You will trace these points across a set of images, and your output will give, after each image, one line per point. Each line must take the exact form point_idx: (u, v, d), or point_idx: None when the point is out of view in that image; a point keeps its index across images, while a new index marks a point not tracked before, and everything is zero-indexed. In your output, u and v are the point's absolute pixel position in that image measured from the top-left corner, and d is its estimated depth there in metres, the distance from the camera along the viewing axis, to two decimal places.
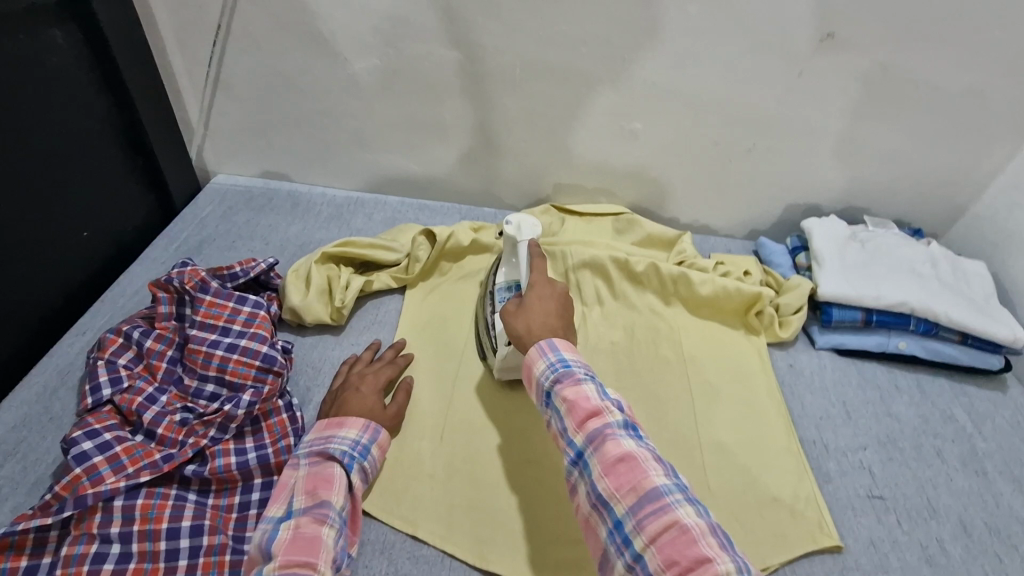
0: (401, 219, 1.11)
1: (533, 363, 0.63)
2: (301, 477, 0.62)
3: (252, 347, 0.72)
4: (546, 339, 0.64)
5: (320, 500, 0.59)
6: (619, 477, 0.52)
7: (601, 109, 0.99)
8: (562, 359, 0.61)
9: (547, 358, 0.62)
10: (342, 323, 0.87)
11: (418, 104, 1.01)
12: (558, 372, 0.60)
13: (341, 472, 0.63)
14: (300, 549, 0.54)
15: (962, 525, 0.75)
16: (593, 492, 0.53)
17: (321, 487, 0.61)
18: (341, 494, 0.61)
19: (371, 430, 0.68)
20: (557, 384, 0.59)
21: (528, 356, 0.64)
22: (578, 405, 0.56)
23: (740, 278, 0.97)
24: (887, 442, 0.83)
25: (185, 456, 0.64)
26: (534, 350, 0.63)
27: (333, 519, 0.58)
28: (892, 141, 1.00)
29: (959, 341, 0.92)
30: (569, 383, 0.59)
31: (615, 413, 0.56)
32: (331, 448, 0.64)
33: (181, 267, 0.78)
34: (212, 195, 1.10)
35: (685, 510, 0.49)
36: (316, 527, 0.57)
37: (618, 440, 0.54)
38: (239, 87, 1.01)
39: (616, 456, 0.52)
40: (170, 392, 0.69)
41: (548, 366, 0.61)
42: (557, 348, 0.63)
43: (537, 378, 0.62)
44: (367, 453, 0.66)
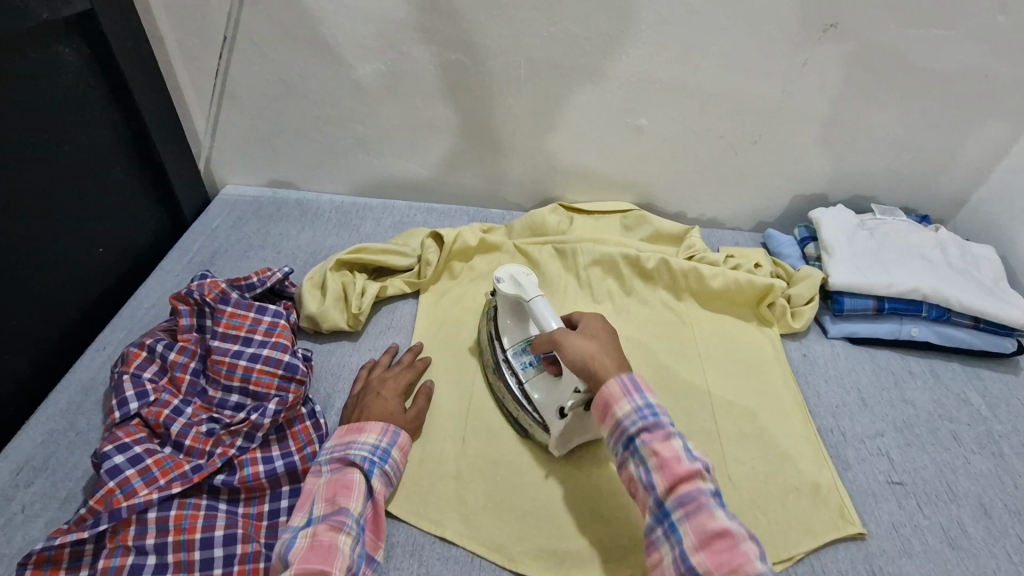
0: (410, 223, 1.12)
1: (614, 400, 0.61)
2: (321, 483, 0.64)
3: (274, 355, 0.73)
4: (626, 374, 0.62)
5: (338, 507, 0.61)
6: (717, 554, 0.52)
7: (607, 106, 0.99)
8: (650, 406, 0.60)
9: (632, 400, 0.61)
10: (359, 328, 0.87)
11: (425, 108, 1.01)
12: (647, 420, 0.59)
13: (361, 478, 0.64)
14: (315, 557, 0.56)
15: (982, 507, 0.76)
16: (684, 561, 0.53)
17: (340, 494, 0.62)
18: (360, 500, 0.63)
19: (390, 433, 0.69)
20: (644, 434, 0.59)
21: (607, 391, 0.62)
22: (671, 466, 0.57)
23: (751, 270, 0.98)
24: (903, 427, 0.84)
25: (214, 466, 0.65)
26: (615, 386, 0.62)
27: (350, 526, 0.60)
28: (896, 129, 1.01)
29: (971, 325, 0.92)
30: (660, 436, 0.58)
31: (707, 481, 0.57)
32: (350, 454, 0.65)
33: (200, 279, 0.78)
34: (222, 206, 1.10)
35: None
36: (333, 535, 0.58)
37: (714, 512, 0.54)
38: (246, 97, 1.01)
39: (713, 531, 0.53)
40: (194, 403, 0.70)
41: (634, 409, 0.60)
42: (642, 389, 0.61)
43: (616, 418, 0.61)
44: (387, 457, 0.67)
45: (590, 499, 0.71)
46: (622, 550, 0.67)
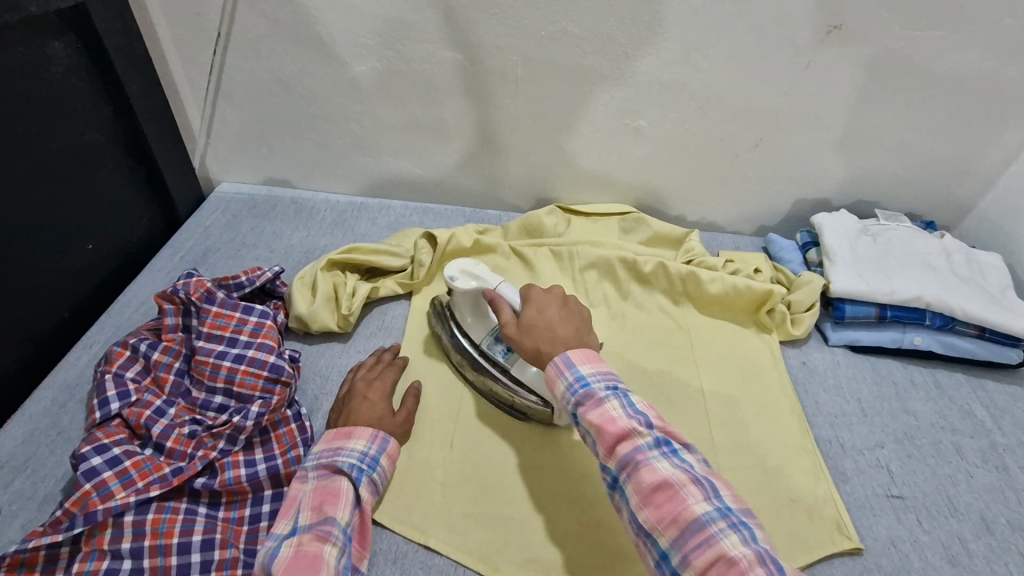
0: (406, 223, 1.10)
1: (552, 380, 0.62)
2: (308, 491, 0.62)
3: (259, 357, 0.71)
4: (560, 354, 0.62)
5: (324, 516, 0.59)
6: (659, 507, 0.50)
7: (606, 107, 0.98)
8: (580, 376, 0.60)
9: (565, 377, 0.60)
10: (349, 330, 0.86)
11: (420, 107, 1.00)
12: (578, 392, 0.59)
13: (348, 486, 0.62)
14: (300, 568, 0.54)
15: (984, 522, 0.73)
16: (635, 522, 0.52)
17: (327, 503, 0.60)
18: (347, 509, 0.61)
19: (379, 440, 0.67)
20: (579, 406, 0.58)
21: (547, 372, 0.63)
22: (605, 428, 0.55)
23: (750, 275, 0.96)
24: (904, 439, 0.82)
25: (194, 469, 0.63)
26: (551, 367, 0.62)
27: (337, 537, 0.57)
28: (902, 133, 0.98)
29: (976, 335, 0.90)
30: (591, 404, 0.57)
31: (646, 434, 0.54)
32: (338, 461, 0.64)
33: (186, 278, 0.77)
34: (216, 203, 1.09)
35: (729, 539, 0.47)
36: (318, 544, 0.56)
37: (652, 465, 0.52)
38: (241, 94, 1.00)
39: (650, 486, 0.51)
40: (178, 404, 0.69)
41: (567, 385, 0.60)
42: (575, 363, 0.61)
43: (559, 396, 0.61)
44: (376, 465, 0.66)
45: (579, 508, 0.69)
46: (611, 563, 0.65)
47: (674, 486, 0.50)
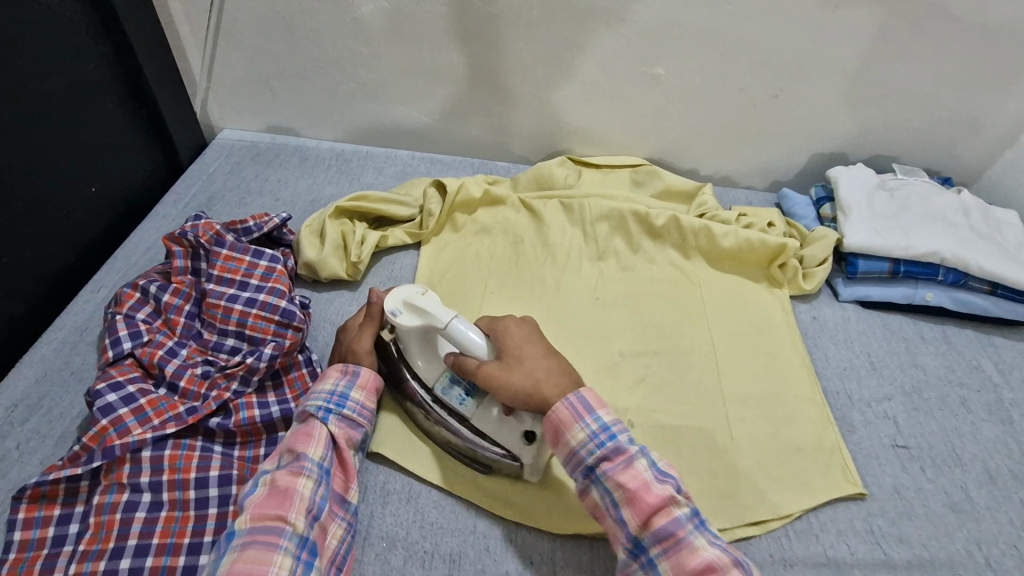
0: (412, 173, 1.08)
1: (565, 425, 0.59)
2: (287, 434, 0.62)
3: (271, 301, 0.70)
4: (576, 395, 0.60)
5: (296, 454, 0.59)
6: None
7: (622, 52, 0.94)
8: (602, 425, 0.58)
9: (584, 424, 0.59)
10: (358, 278, 0.85)
11: (430, 51, 0.96)
12: (605, 447, 0.58)
13: (320, 424, 0.62)
14: (271, 503, 0.55)
15: (987, 473, 0.74)
16: None
17: (298, 441, 0.60)
18: (320, 445, 0.60)
19: (349, 374, 0.66)
20: (605, 463, 0.57)
21: (557, 416, 0.60)
22: (641, 496, 0.55)
23: (764, 229, 0.94)
24: (911, 392, 0.82)
25: (209, 409, 0.64)
26: (563, 412, 0.59)
27: (309, 470, 0.58)
28: (927, 84, 0.95)
29: (989, 292, 0.89)
30: (622, 464, 0.57)
31: (681, 503, 0.55)
32: (309, 403, 0.64)
33: (194, 220, 0.75)
34: (219, 150, 1.07)
35: None
36: (292, 479, 0.57)
37: (692, 543, 0.53)
38: (243, 35, 0.97)
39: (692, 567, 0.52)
40: (190, 345, 0.69)
41: (590, 437, 0.58)
42: (593, 409, 0.59)
43: (572, 445, 0.59)
44: (346, 400, 0.64)
45: None
46: None
47: (702, 550, 0.53)
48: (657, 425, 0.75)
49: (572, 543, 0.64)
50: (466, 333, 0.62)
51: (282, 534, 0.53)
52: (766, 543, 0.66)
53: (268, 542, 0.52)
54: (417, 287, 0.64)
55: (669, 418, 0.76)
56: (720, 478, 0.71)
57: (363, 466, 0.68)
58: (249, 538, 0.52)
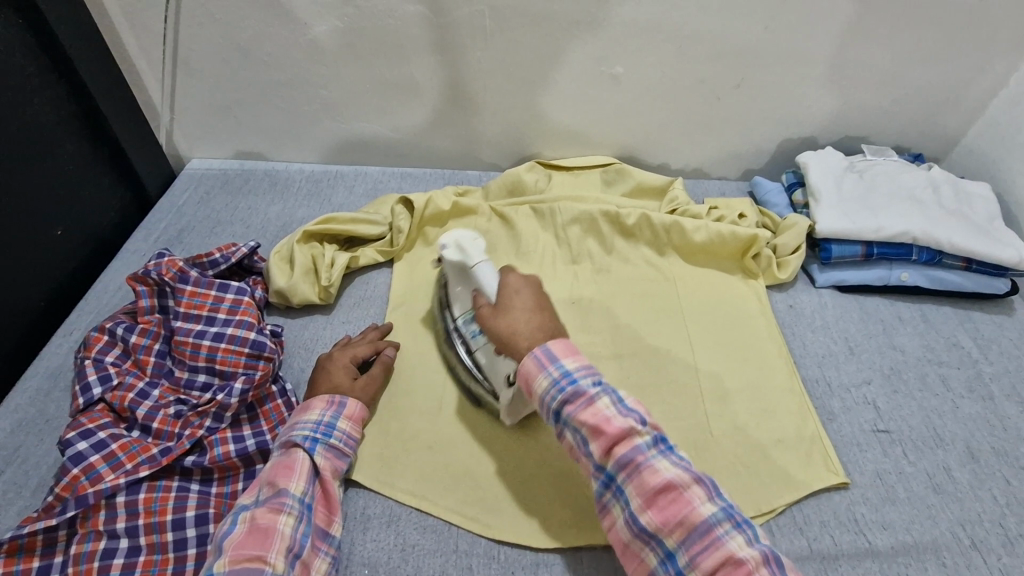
0: (383, 189, 1.08)
1: (532, 375, 0.59)
2: (268, 466, 0.62)
3: (239, 334, 0.70)
4: (541, 347, 0.60)
5: (278, 489, 0.59)
6: (663, 510, 0.53)
7: (580, 54, 0.94)
8: (566, 371, 0.58)
9: (548, 372, 0.59)
10: (331, 302, 0.85)
11: (388, 66, 0.96)
12: (566, 392, 0.57)
13: (303, 457, 0.62)
14: (251, 542, 0.54)
15: (969, 451, 0.74)
16: (635, 523, 0.54)
17: (281, 475, 0.60)
18: (302, 479, 0.60)
19: (334, 406, 0.67)
20: (567, 406, 0.57)
21: (525, 368, 0.60)
22: (602, 429, 0.55)
23: (735, 221, 0.94)
24: (891, 374, 0.82)
25: (183, 448, 0.63)
26: (531, 364, 0.60)
27: (291, 507, 0.58)
28: (888, 63, 0.95)
29: (963, 268, 0.89)
30: (582, 404, 0.56)
31: (643, 432, 0.55)
32: (294, 434, 0.64)
33: (158, 258, 0.75)
34: (188, 181, 1.07)
35: (735, 541, 0.51)
36: (273, 517, 0.56)
37: (653, 466, 0.54)
38: (200, 65, 0.96)
39: (655, 487, 0.53)
40: (162, 385, 0.69)
41: (551, 382, 0.58)
42: (557, 357, 0.59)
43: (540, 394, 0.59)
44: (332, 430, 0.65)
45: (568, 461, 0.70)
46: None
47: (664, 472, 0.54)
48: None
49: (555, 555, 0.64)
50: (484, 284, 0.71)
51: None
52: None
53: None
54: (476, 235, 0.75)
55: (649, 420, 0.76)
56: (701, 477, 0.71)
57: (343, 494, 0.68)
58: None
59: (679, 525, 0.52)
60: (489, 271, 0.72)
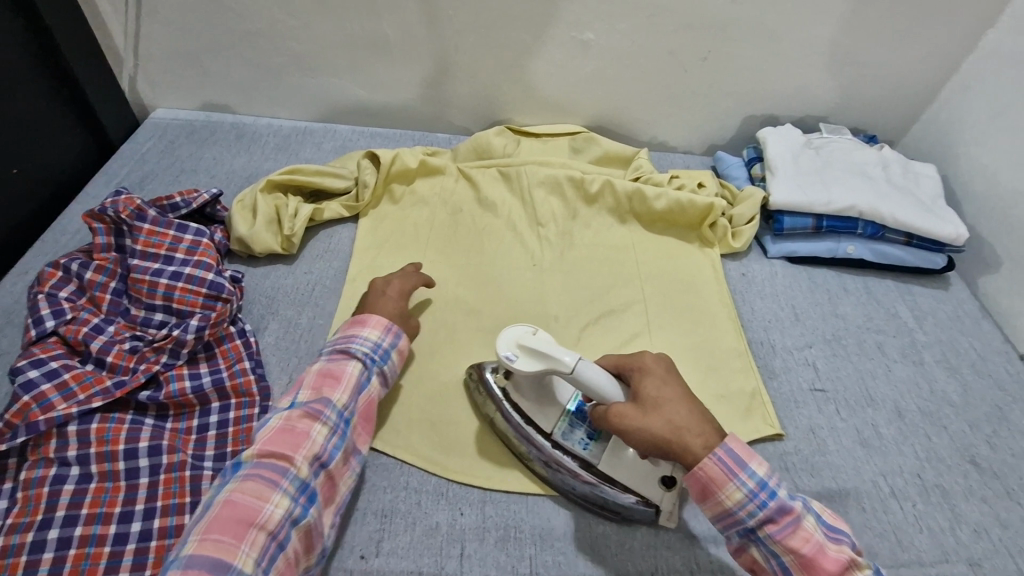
0: (352, 148, 1.08)
1: (718, 484, 0.56)
2: (313, 370, 0.64)
3: (197, 274, 0.71)
4: (723, 449, 0.56)
5: (321, 396, 0.61)
6: None
7: (552, 19, 0.95)
8: (758, 478, 0.55)
9: (739, 481, 0.55)
10: (294, 252, 0.85)
11: (360, 21, 0.96)
12: (766, 508, 0.55)
13: (353, 372, 0.64)
14: (283, 441, 0.57)
15: (897, 410, 0.79)
16: None
17: (326, 384, 0.62)
18: (346, 393, 0.62)
19: (392, 334, 0.69)
20: (768, 526, 0.55)
21: (706, 474, 0.56)
22: (797, 538, 0.54)
23: (695, 190, 0.97)
24: (831, 338, 0.86)
25: (138, 382, 0.64)
26: (716, 470, 0.56)
27: (327, 417, 0.60)
28: (848, 44, 0.98)
29: (905, 242, 0.94)
30: (787, 527, 0.54)
31: (853, 558, 0.54)
32: (352, 347, 0.65)
33: (114, 196, 0.74)
34: (152, 130, 1.05)
35: None
36: (309, 422, 0.59)
37: (809, 529, 0.55)
38: (166, 9, 0.94)
39: (827, 564, 0.53)
40: (118, 322, 0.69)
41: (749, 496, 0.55)
42: (744, 463, 0.56)
43: (727, 505, 0.56)
44: (386, 357, 0.67)
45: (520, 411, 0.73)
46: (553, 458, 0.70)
47: None
48: None
49: (503, 496, 0.67)
50: (598, 381, 0.61)
51: (285, 474, 0.55)
52: None
53: (270, 480, 0.54)
54: (531, 330, 0.64)
55: None
56: None
57: None
58: (253, 471, 0.55)
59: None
60: (589, 368, 0.61)
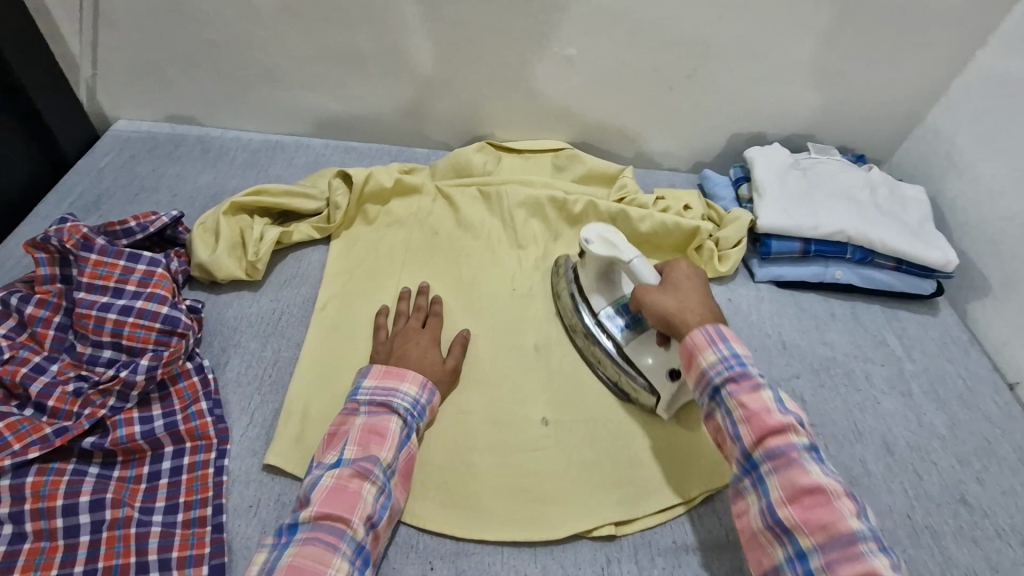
0: (326, 163, 1.03)
1: (699, 349, 0.63)
2: (356, 424, 0.62)
3: (149, 308, 0.66)
4: (712, 326, 0.63)
5: (368, 454, 0.59)
6: (808, 509, 0.53)
7: (533, 33, 0.91)
8: (735, 353, 0.62)
9: (716, 348, 0.62)
10: (259, 279, 0.81)
11: (331, 32, 0.91)
12: (733, 370, 0.61)
13: (396, 429, 0.62)
14: (337, 502, 0.55)
15: (885, 445, 0.77)
16: (771, 516, 0.55)
17: (372, 441, 0.60)
18: (392, 450, 0.61)
19: (428, 390, 0.67)
20: (731, 384, 0.60)
21: (691, 341, 0.64)
22: (761, 418, 0.58)
23: (680, 212, 0.94)
24: (819, 369, 0.84)
25: (81, 428, 0.60)
26: (699, 337, 0.63)
27: (377, 476, 0.58)
28: (837, 62, 0.96)
29: (893, 268, 0.92)
30: (746, 387, 0.59)
31: (853, 511, 0.53)
32: (394, 403, 0.64)
33: (60, 222, 0.68)
34: (112, 143, 1.00)
35: (879, 560, 0.50)
36: (358, 482, 0.57)
37: (806, 466, 0.55)
38: (124, 18, 0.89)
39: (805, 487, 0.54)
40: (62, 360, 0.64)
41: (719, 359, 0.61)
42: (727, 339, 0.62)
43: (702, 367, 0.63)
44: (422, 415, 0.65)
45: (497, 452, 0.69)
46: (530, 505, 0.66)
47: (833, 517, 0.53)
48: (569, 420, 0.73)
49: (476, 546, 0.63)
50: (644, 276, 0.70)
51: (343, 537, 0.54)
52: (672, 529, 0.67)
53: (330, 543, 0.53)
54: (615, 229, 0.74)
55: (583, 410, 0.74)
56: (632, 466, 0.70)
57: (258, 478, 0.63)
58: (312, 535, 0.53)
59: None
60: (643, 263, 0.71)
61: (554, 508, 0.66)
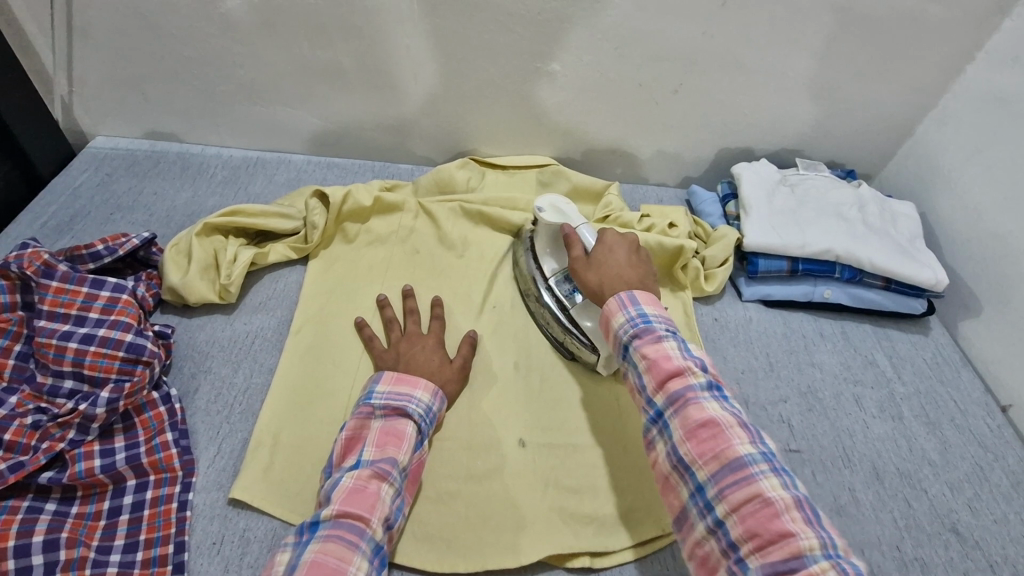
0: (307, 180, 1.02)
1: (611, 314, 0.64)
2: (373, 428, 0.60)
3: (113, 336, 0.64)
4: (625, 291, 0.65)
5: (386, 456, 0.57)
6: (702, 442, 0.53)
7: (515, 49, 0.90)
8: (643, 314, 0.63)
9: (626, 312, 0.63)
10: (232, 302, 0.79)
11: (311, 49, 0.90)
12: (639, 327, 0.62)
13: (412, 432, 0.61)
14: (357, 501, 0.53)
15: (874, 471, 0.75)
16: (673, 453, 0.55)
17: (390, 443, 0.59)
18: (408, 454, 0.59)
19: (438, 398, 0.65)
20: (636, 339, 0.61)
21: (607, 307, 0.65)
22: (660, 363, 0.58)
23: (665, 231, 0.92)
24: (807, 392, 0.82)
25: (37, 464, 0.58)
26: (613, 302, 0.65)
27: (395, 478, 0.56)
28: (825, 77, 0.94)
29: (882, 287, 0.90)
30: (650, 339, 0.60)
31: (700, 374, 0.57)
32: (409, 408, 0.62)
33: (20, 248, 0.67)
34: (89, 161, 0.98)
35: (770, 480, 0.49)
36: (377, 483, 0.55)
37: (701, 404, 0.55)
38: (98, 34, 0.87)
39: (698, 421, 0.54)
40: (21, 391, 0.62)
41: (628, 319, 0.63)
42: (638, 301, 0.64)
43: (615, 330, 0.64)
44: (431, 422, 0.64)
45: (474, 481, 0.67)
46: (505, 536, 0.64)
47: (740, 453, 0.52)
48: (549, 447, 0.71)
49: None
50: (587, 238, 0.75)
51: (363, 536, 0.52)
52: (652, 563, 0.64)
53: (352, 542, 0.51)
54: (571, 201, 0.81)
55: (563, 437, 0.72)
56: (612, 496, 0.68)
57: (223, 513, 0.61)
58: (331, 532, 0.51)
59: (759, 536, 0.47)
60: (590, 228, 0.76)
61: (530, 540, 0.64)
